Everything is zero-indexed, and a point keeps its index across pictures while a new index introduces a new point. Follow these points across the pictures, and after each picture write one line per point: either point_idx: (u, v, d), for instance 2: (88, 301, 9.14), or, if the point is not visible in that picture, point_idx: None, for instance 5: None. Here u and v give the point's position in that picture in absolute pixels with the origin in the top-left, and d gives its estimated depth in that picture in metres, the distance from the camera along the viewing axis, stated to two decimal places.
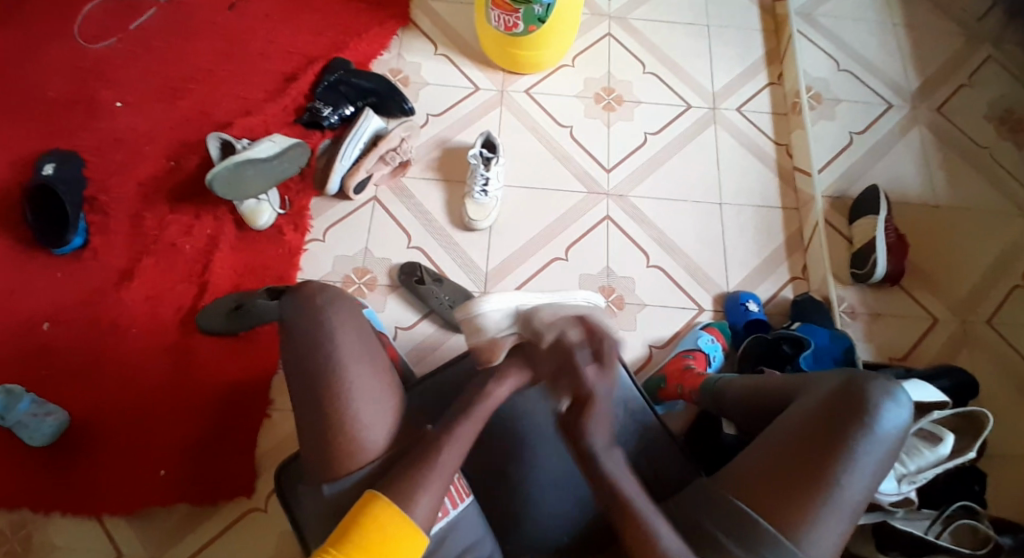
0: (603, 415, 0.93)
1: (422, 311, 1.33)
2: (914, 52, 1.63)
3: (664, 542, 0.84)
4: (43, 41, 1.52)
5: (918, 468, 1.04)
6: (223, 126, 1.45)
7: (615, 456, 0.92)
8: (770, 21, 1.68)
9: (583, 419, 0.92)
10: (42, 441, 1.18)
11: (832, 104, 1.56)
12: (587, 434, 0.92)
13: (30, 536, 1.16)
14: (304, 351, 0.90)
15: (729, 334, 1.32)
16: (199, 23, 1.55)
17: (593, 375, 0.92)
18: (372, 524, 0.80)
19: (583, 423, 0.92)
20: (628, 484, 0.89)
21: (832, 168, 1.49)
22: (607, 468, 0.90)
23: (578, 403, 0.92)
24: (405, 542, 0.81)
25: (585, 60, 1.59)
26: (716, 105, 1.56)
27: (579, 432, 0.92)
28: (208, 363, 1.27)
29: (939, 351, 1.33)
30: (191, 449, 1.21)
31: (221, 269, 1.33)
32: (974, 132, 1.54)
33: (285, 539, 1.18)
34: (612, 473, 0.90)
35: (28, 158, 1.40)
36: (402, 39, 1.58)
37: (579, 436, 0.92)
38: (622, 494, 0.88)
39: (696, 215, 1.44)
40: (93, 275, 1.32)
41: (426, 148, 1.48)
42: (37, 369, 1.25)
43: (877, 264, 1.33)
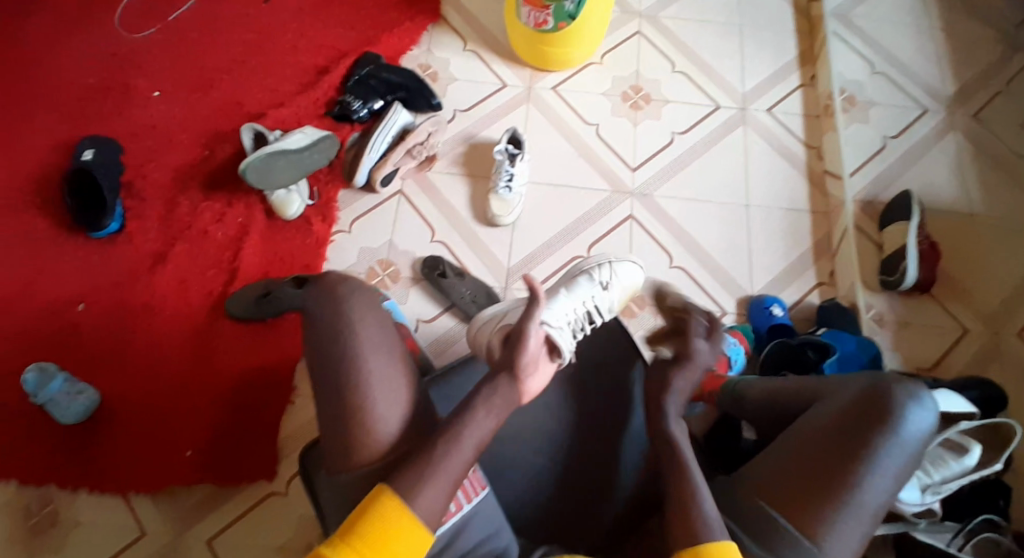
0: (694, 376, 0.94)
1: (444, 305, 1.34)
2: (952, 55, 1.59)
3: (703, 511, 0.82)
4: (87, 32, 1.56)
5: (943, 478, 1.02)
6: (256, 118, 1.48)
7: (682, 423, 0.92)
8: (804, 22, 1.66)
9: (673, 371, 0.94)
10: (72, 419, 1.21)
11: (865, 108, 1.53)
12: (671, 388, 0.93)
13: (58, 512, 1.20)
14: (324, 344, 0.91)
15: (751, 338, 1.30)
16: (234, 17, 1.59)
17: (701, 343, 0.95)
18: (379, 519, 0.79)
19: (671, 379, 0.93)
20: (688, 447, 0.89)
21: (864, 172, 1.47)
22: (672, 427, 0.91)
23: (674, 360, 0.95)
24: (411, 537, 0.80)
25: (613, 58, 1.58)
26: (745, 105, 1.55)
27: (664, 388, 0.93)
28: (234, 349, 1.30)
29: (967, 365, 1.30)
30: (219, 430, 1.24)
31: (250, 257, 1.36)
32: (1012, 139, 1.50)
33: (303, 526, 1.20)
34: (675, 434, 0.90)
35: (69, 144, 1.45)
36: (432, 35, 1.60)
37: (665, 388, 0.93)
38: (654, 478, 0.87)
39: (722, 218, 1.43)
40: (128, 258, 1.36)
41: (452, 144, 1.49)
42: (69, 349, 1.29)
43: (907, 272, 1.30)
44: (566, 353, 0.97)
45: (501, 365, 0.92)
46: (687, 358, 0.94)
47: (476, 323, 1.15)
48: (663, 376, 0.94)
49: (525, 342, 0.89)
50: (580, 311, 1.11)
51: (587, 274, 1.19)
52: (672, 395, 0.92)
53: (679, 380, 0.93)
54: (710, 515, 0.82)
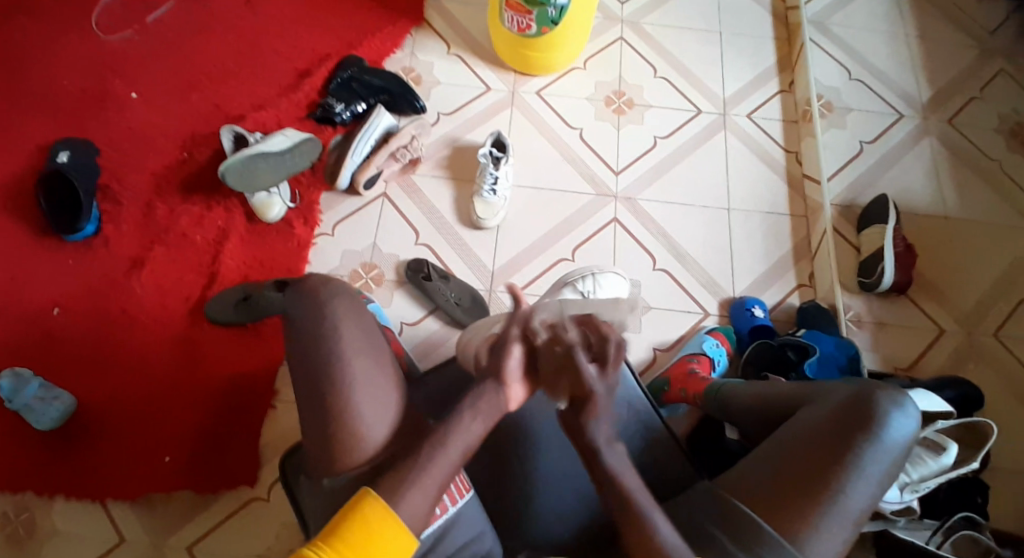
0: (606, 417, 0.87)
1: (428, 307, 1.34)
2: (926, 63, 1.63)
3: (662, 535, 0.83)
4: (63, 33, 1.54)
5: (921, 477, 1.04)
6: (237, 120, 1.47)
7: (618, 451, 0.87)
8: (782, 29, 1.69)
9: (584, 417, 0.86)
10: (48, 426, 1.18)
11: (843, 113, 1.56)
12: (588, 432, 0.86)
13: (33, 520, 1.17)
14: (306, 347, 0.90)
15: (733, 340, 1.32)
16: (215, 18, 1.57)
17: (595, 374, 0.85)
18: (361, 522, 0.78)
19: (585, 423, 0.86)
20: (629, 480, 0.86)
21: (842, 176, 1.49)
22: (610, 464, 0.86)
23: (577, 402, 0.86)
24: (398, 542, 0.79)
25: (595, 63, 1.60)
26: (726, 111, 1.57)
27: (581, 428, 0.86)
28: (214, 353, 1.28)
29: (945, 363, 1.32)
30: (197, 436, 1.22)
31: (231, 260, 1.35)
32: (984, 144, 1.54)
33: (286, 531, 1.19)
34: (614, 469, 0.86)
35: (44, 146, 1.42)
36: (415, 39, 1.60)
37: (580, 432, 0.87)
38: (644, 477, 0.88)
39: (704, 220, 1.45)
40: (105, 262, 1.34)
41: (436, 146, 1.49)
42: (44, 354, 1.26)
43: (884, 273, 1.33)
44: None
45: (487, 371, 0.88)
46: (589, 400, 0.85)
47: (465, 333, 1.12)
48: (577, 423, 0.87)
49: (511, 349, 0.86)
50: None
51: (569, 286, 1.24)
52: (602, 442, 0.86)
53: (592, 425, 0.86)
54: (670, 537, 0.84)
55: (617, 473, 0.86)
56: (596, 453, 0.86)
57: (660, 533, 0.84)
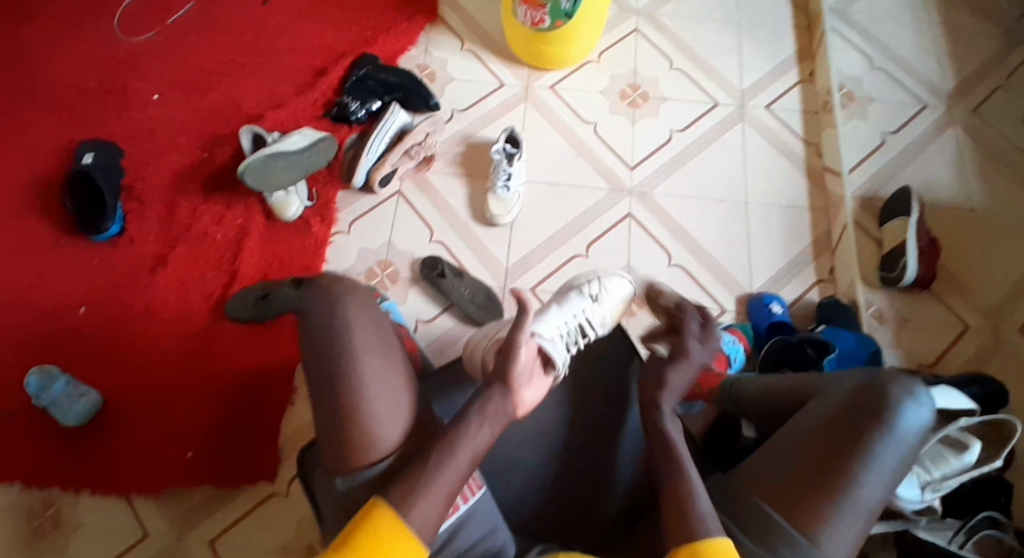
0: (689, 370, 0.96)
1: (443, 305, 1.34)
2: (951, 50, 1.59)
3: (702, 506, 0.82)
4: (86, 36, 1.57)
5: (943, 476, 1.02)
6: (254, 119, 1.49)
7: (677, 423, 0.92)
8: (802, 18, 1.65)
9: (669, 370, 0.95)
10: (75, 421, 1.22)
11: (864, 103, 1.53)
12: (663, 389, 0.94)
13: (60, 513, 1.21)
14: (318, 345, 0.91)
15: (751, 336, 1.30)
16: (232, 19, 1.59)
17: (700, 334, 0.99)
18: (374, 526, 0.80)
19: (666, 374, 0.95)
20: (685, 444, 0.90)
21: (864, 168, 1.46)
22: (664, 423, 0.91)
23: (670, 357, 0.96)
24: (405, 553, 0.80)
25: (611, 57, 1.58)
26: (743, 102, 1.54)
27: (659, 384, 0.94)
28: (233, 350, 1.30)
29: (970, 359, 1.29)
30: (218, 432, 1.25)
31: (249, 259, 1.37)
32: (1012, 133, 1.49)
33: (304, 526, 1.21)
34: (673, 433, 0.91)
35: (68, 148, 1.45)
36: (429, 35, 1.60)
37: (655, 391, 0.94)
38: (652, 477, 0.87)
39: (720, 214, 1.43)
40: (128, 261, 1.37)
41: (450, 144, 1.49)
42: (70, 351, 1.29)
43: (906, 268, 1.30)
44: (561, 365, 0.98)
45: (493, 376, 0.92)
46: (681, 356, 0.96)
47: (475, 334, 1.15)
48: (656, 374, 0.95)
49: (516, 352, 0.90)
50: (571, 325, 1.08)
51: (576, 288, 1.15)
52: (669, 390, 0.94)
53: (674, 376, 0.95)
54: (709, 510, 0.83)
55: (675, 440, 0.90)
56: (658, 415, 0.92)
57: (696, 503, 0.83)
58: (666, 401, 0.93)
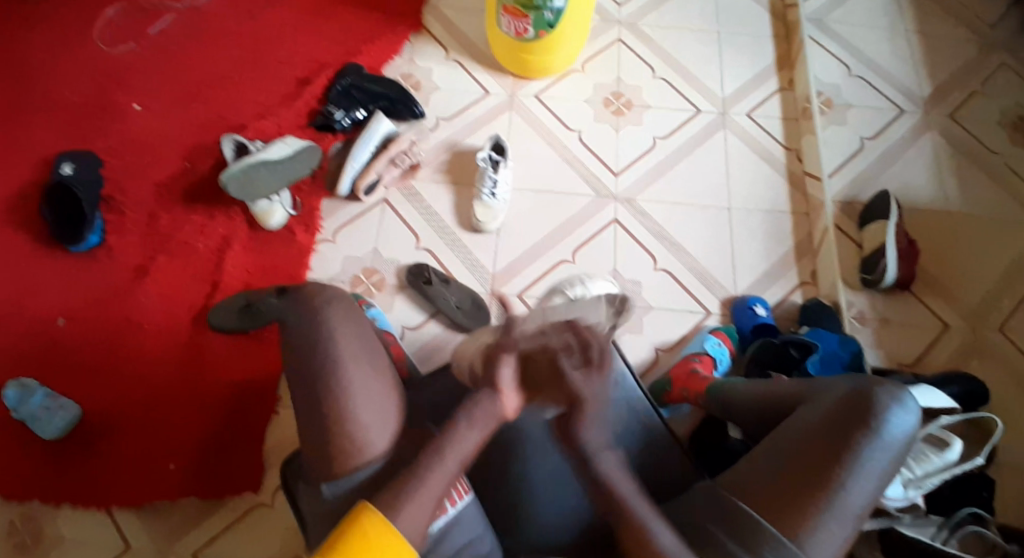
0: (599, 416, 0.84)
1: (429, 311, 1.34)
2: (926, 58, 1.62)
3: (661, 542, 0.82)
4: (66, 46, 1.55)
5: (926, 472, 1.03)
6: (238, 129, 1.48)
7: (612, 457, 0.85)
8: (781, 27, 1.68)
9: (577, 418, 0.83)
10: (53, 434, 1.20)
11: (843, 110, 1.56)
12: (581, 435, 0.83)
13: (40, 528, 1.18)
14: (302, 352, 0.91)
15: (736, 339, 1.31)
16: (215, 29, 1.59)
17: (582, 378, 0.82)
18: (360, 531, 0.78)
19: (577, 427, 0.83)
20: (625, 485, 0.83)
21: (843, 173, 1.49)
22: (603, 471, 0.84)
23: (569, 407, 0.83)
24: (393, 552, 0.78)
25: (594, 66, 1.60)
26: (725, 110, 1.56)
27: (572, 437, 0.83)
28: (216, 361, 1.28)
29: (951, 358, 1.31)
30: (200, 443, 1.23)
31: (233, 268, 1.35)
32: (987, 138, 1.53)
33: (290, 536, 1.19)
34: (609, 474, 0.84)
35: (47, 159, 1.43)
36: (413, 45, 1.60)
37: (573, 437, 0.84)
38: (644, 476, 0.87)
39: (704, 219, 1.44)
40: (109, 271, 1.35)
41: (435, 151, 1.49)
42: (49, 363, 1.27)
43: (887, 269, 1.32)
44: (550, 368, 0.95)
45: (483, 377, 0.86)
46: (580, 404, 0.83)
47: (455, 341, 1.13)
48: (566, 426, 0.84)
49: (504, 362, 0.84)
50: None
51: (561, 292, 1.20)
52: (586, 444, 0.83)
53: (585, 429, 0.83)
54: (670, 544, 0.83)
55: (611, 482, 0.83)
56: (588, 461, 0.84)
57: (658, 541, 0.82)
58: (593, 450, 0.84)
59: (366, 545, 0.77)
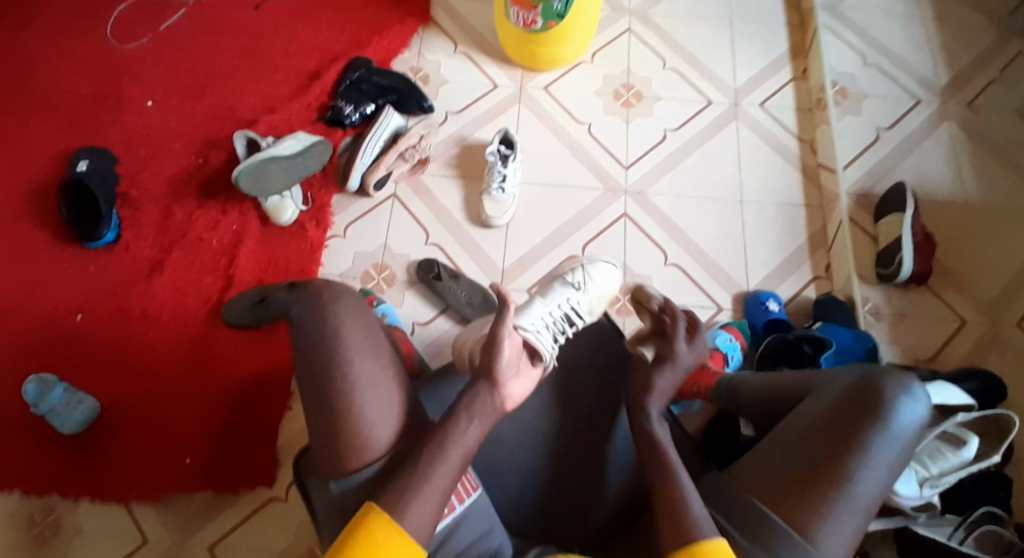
0: (677, 376, 0.98)
1: (439, 307, 1.34)
2: (944, 45, 1.59)
3: (694, 514, 0.82)
4: (79, 43, 1.57)
5: (941, 471, 1.02)
6: (249, 124, 1.49)
7: (666, 428, 0.94)
8: (794, 15, 1.65)
9: (655, 372, 0.97)
10: (72, 428, 1.22)
11: (858, 100, 1.53)
12: (649, 395, 0.95)
13: (59, 521, 1.21)
14: (310, 348, 0.91)
15: (747, 334, 1.30)
16: (225, 24, 1.59)
17: (682, 341, 0.99)
18: (367, 536, 0.79)
19: (653, 381, 0.96)
20: (671, 442, 0.92)
21: (858, 165, 1.46)
22: (656, 434, 0.93)
23: (657, 361, 0.98)
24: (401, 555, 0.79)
25: (604, 57, 1.58)
26: (737, 100, 1.54)
27: (648, 387, 0.96)
28: (229, 356, 1.30)
29: (968, 354, 1.29)
30: (215, 437, 1.25)
31: (245, 264, 1.37)
32: (1006, 127, 1.49)
33: (304, 529, 1.21)
34: (659, 433, 0.93)
35: (63, 156, 1.45)
36: (422, 38, 1.60)
37: (643, 394, 0.96)
38: (664, 459, 0.89)
39: (715, 212, 1.43)
40: (124, 267, 1.37)
41: (445, 145, 1.49)
42: (68, 359, 1.29)
43: (903, 263, 1.29)
44: (547, 356, 0.99)
45: (479, 371, 0.92)
46: (671, 359, 0.98)
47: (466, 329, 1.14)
48: (647, 377, 0.97)
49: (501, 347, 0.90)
50: (556, 315, 1.09)
51: (561, 279, 1.16)
52: (654, 394, 0.96)
53: (660, 380, 0.97)
54: (702, 516, 0.82)
55: (663, 442, 0.91)
56: (647, 423, 0.94)
57: (692, 513, 0.83)
58: (652, 406, 0.95)
59: (375, 547, 0.79)
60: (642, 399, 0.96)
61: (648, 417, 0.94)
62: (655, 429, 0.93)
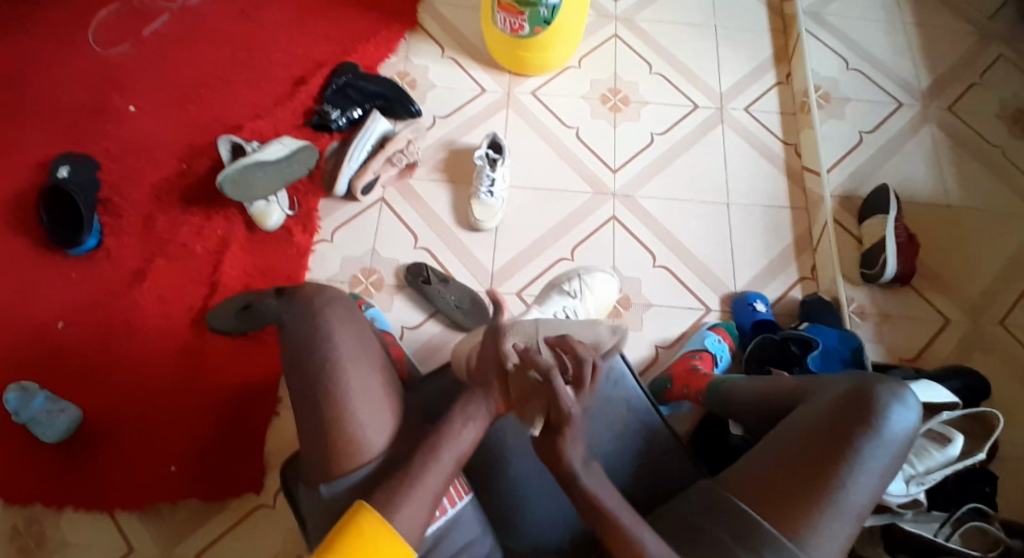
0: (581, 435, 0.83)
1: (428, 311, 1.34)
2: (924, 51, 1.62)
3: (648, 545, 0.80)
4: (62, 48, 1.55)
5: (927, 469, 1.02)
6: (234, 129, 1.47)
7: (594, 473, 0.84)
8: (778, 21, 1.68)
9: (561, 440, 0.82)
10: (54, 438, 1.19)
11: (841, 104, 1.55)
12: (565, 458, 0.82)
13: (42, 531, 1.18)
14: (301, 352, 0.91)
15: (735, 335, 1.31)
16: (210, 30, 1.58)
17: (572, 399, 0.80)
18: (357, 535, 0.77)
19: (563, 447, 0.82)
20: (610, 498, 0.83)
21: (841, 168, 1.48)
22: (588, 486, 0.83)
23: (554, 428, 0.82)
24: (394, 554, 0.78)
25: (590, 62, 1.59)
26: (722, 105, 1.56)
27: (557, 454, 0.83)
28: (215, 363, 1.28)
29: (951, 352, 1.31)
30: (201, 445, 1.23)
31: (231, 270, 1.35)
32: (985, 131, 1.52)
33: (292, 536, 1.19)
34: (594, 490, 0.83)
35: (44, 162, 1.43)
36: (409, 43, 1.60)
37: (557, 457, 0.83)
38: None
39: (702, 215, 1.44)
40: (107, 274, 1.35)
41: (433, 149, 1.49)
42: (48, 368, 1.27)
43: (886, 264, 1.31)
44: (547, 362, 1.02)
45: (476, 379, 0.90)
46: (569, 423, 0.81)
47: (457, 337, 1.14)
48: (553, 440, 0.83)
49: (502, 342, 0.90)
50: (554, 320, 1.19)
51: (558, 288, 1.23)
52: (570, 461, 0.83)
53: (568, 446, 0.82)
54: (658, 547, 0.81)
55: (594, 493, 0.83)
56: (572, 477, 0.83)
57: (646, 547, 0.80)
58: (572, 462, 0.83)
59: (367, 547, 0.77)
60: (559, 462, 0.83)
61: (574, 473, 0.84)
62: (586, 484, 0.83)
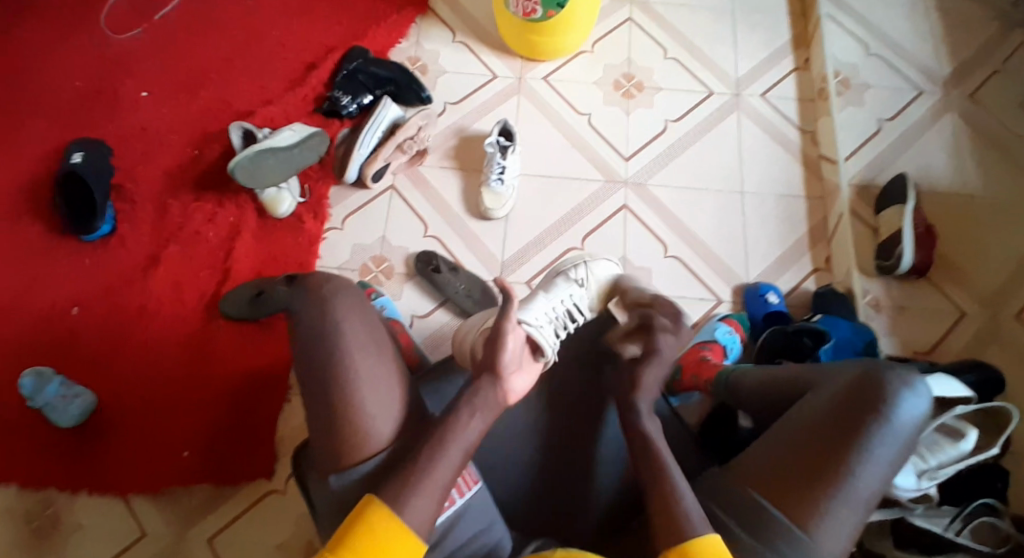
0: (663, 370, 0.93)
1: (438, 300, 1.34)
2: (947, 36, 1.57)
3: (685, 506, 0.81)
4: (74, 34, 1.55)
5: (939, 464, 1.01)
6: (245, 116, 1.47)
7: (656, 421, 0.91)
8: (796, 4, 1.64)
9: (640, 368, 0.93)
10: (71, 422, 1.21)
11: (860, 91, 1.52)
12: (638, 387, 0.92)
13: (58, 515, 1.21)
14: (309, 343, 0.91)
15: (747, 326, 1.30)
16: (220, 14, 1.57)
17: (668, 338, 0.94)
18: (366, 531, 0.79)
19: (640, 374, 0.92)
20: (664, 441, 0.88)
21: (859, 156, 1.45)
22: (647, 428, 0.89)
23: (642, 356, 0.93)
24: (405, 549, 0.80)
25: (603, 47, 1.57)
26: (738, 91, 1.53)
27: (634, 386, 0.92)
28: (227, 349, 1.30)
29: (967, 346, 1.29)
30: (214, 431, 1.24)
31: (243, 257, 1.36)
32: (1008, 119, 1.48)
33: (302, 524, 1.21)
34: (651, 431, 0.89)
35: (58, 148, 1.44)
36: (420, 28, 1.58)
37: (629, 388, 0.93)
38: (655, 453, 0.87)
39: (716, 205, 1.42)
40: (121, 261, 1.36)
41: (443, 137, 1.48)
42: (64, 353, 1.29)
43: (903, 256, 1.29)
44: (549, 353, 0.97)
45: (481, 367, 0.91)
46: (655, 353, 0.93)
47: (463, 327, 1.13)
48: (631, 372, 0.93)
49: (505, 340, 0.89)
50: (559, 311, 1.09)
51: (563, 275, 1.14)
52: (642, 390, 0.92)
53: (647, 374, 0.92)
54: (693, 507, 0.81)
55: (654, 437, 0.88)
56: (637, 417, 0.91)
57: (682, 502, 0.82)
58: (641, 401, 0.92)
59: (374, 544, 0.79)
60: (630, 396, 0.92)
61: (637, 414, 0.91)
62: (644, 424, 0.90)
